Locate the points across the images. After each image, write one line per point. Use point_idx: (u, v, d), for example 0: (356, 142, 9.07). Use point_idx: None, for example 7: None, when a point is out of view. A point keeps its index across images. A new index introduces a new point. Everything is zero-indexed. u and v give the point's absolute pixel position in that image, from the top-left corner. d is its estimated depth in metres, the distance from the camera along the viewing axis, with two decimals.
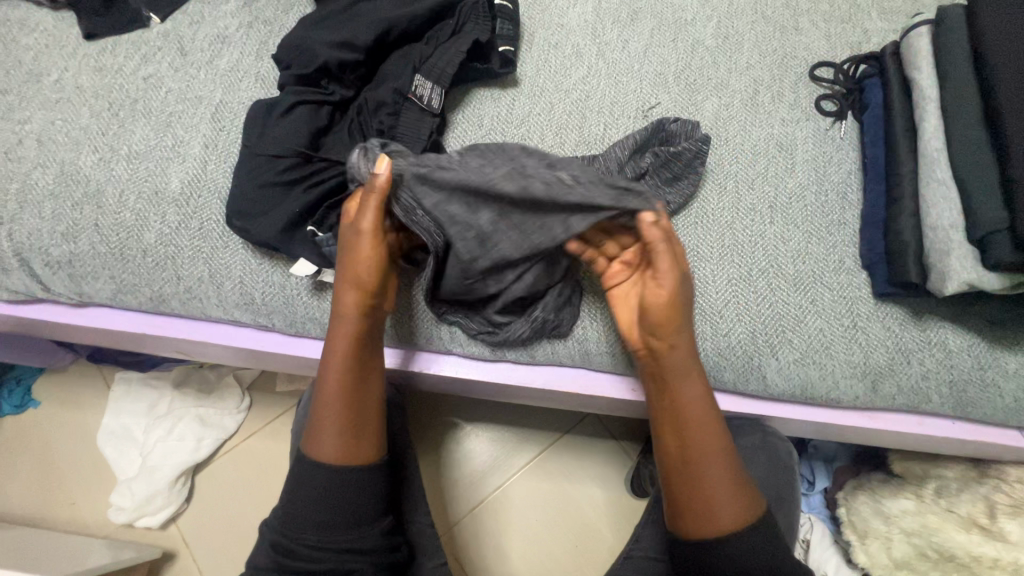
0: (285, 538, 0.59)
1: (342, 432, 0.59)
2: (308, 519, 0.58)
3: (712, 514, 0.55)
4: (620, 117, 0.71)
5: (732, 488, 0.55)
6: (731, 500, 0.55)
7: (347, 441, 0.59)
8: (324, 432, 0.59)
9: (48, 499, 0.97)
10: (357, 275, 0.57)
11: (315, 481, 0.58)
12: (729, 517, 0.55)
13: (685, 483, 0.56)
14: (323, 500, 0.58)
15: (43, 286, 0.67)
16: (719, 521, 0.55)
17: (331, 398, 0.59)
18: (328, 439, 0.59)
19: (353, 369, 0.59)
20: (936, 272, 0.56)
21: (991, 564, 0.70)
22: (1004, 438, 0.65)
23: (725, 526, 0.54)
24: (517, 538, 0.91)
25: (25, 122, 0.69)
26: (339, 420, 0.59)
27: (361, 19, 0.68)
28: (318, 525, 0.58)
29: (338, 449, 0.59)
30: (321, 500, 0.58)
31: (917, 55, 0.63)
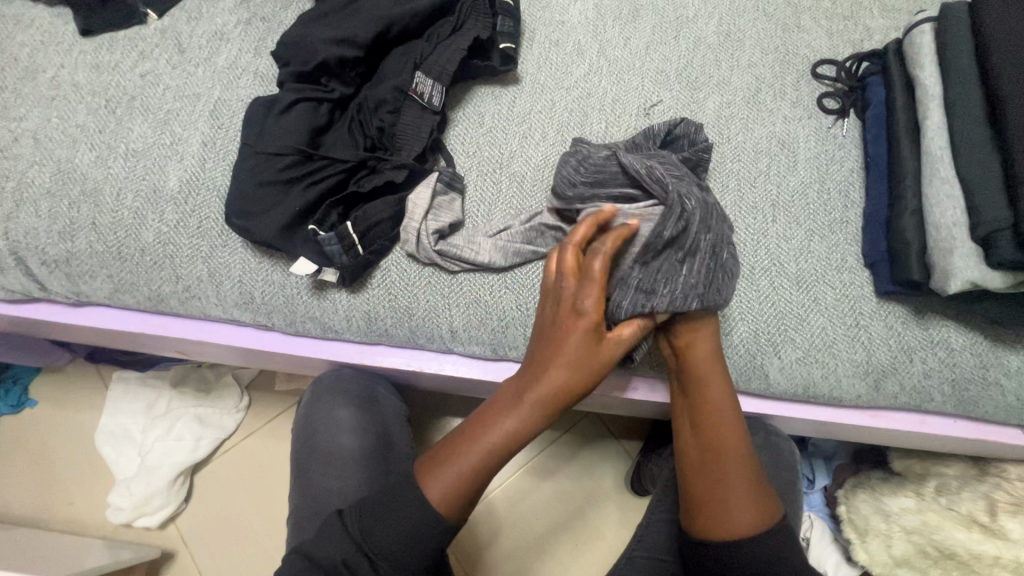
0: (357, 552, 0.56)
1: (462, 489, 0.55)
2: (382, 544, 0.55)
3: (732, 520, 0.56)
4: (623, 114, 0.70)
5: (750, 496, 0.56)
6: (748, 502, 0.56)
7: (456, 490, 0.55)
8: (444, 476, 0.55)
9: (44, 500, 0.96)
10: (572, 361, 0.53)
11: (410, 515, 0.55)
12: (747, 520, 0.55)
13: (709, 497, 0.57)
14: (403, 537, 0.55)
15: (40, 285, 0.67)
16: (735, 528, 0.55)
17: (470, 456, 0.55)
18: (455, 495, 0.54)
19: (514, 439, 0.55)
20: (939, 270, 0.56)
21: (991, 562, 0.70)
22: (1006, 437, 0.65)
23: (739, 530, 0.55)
24: (520, 538, 0.91)
25: (21, 120, 0.69)
26: (461, 479, 0.55)
27: (361, 16, 0.67)
28: (393, 559, 0.55)
29: (448, 496, 0.54)
30: (399, 531, 0.55)
31: (919, 53, 0.63)
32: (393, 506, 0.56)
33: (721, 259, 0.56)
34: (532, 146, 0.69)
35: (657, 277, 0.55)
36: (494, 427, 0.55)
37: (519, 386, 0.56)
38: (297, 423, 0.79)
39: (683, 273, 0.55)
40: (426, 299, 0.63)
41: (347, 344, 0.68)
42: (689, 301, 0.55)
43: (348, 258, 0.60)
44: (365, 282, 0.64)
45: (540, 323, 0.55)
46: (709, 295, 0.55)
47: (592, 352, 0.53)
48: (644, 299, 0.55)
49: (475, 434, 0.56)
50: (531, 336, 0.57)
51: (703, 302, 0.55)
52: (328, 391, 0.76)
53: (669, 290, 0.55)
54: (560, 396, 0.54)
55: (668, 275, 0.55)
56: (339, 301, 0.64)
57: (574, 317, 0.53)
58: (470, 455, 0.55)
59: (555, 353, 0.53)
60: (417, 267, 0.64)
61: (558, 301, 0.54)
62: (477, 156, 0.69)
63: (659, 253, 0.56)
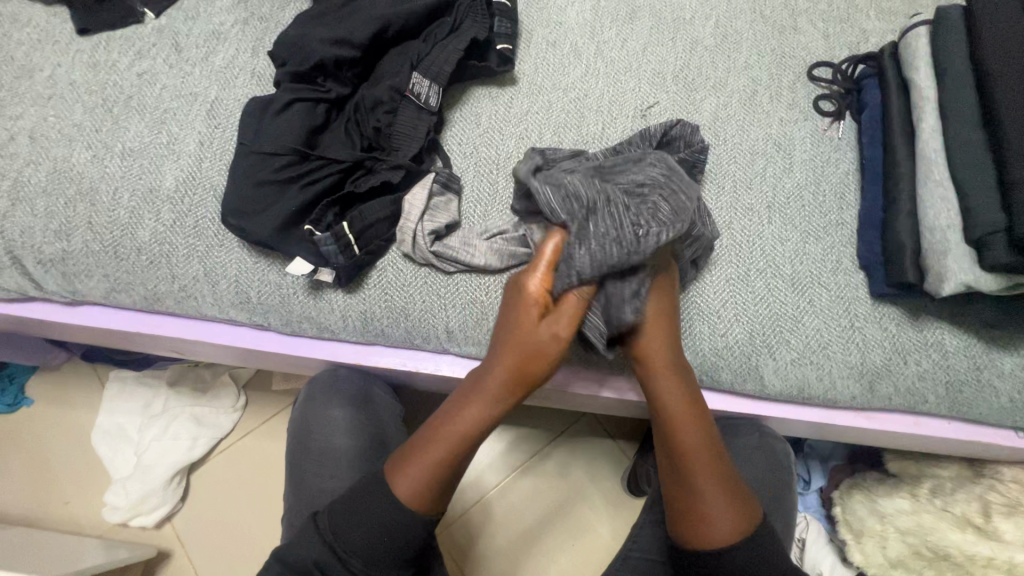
0: (329, 553, 0.56)
1: (429, 483, 0.57)
2: (354, 544, 0.56)
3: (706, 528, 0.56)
4: (619, 116, 0.70)
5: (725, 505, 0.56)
6: (724, 506, 0.56)
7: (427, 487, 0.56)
8: (412, 472, 0.57)
9: (40, 499, 0.96)
10: (521, 346, 0.56)
11: (379, 515, 0.56)
12: (723, 529, 0.55)
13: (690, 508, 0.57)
14: (377, 532, 0.56)
15: (36, 284, 0.67)
16: (714, 535, 0.55)
17: (435, 453, 0.57)
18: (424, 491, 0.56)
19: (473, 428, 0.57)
20: (934, 272, 0.56)
21: (984, 563, 0.71)
22: (999, 439, 0.65)
23: (719, 541, 0.55)
24: (516, 538, 0.91)
25: (17, 119, 0.69)
26: (432, 476, 0.57)
27: (358, 16, 0.67)
28: (366, 558, 0.56)
29: (417, 493, 0.56)
30: (370, 531, 0.56)
31: (916, 56, 0.63)
32: (361, 506, 0.57)
33: (619, 203, 0.53)
34: (529, 147, 0.69)
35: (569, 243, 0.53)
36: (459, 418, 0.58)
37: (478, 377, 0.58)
38: (293, 422, 0.79)
39: (592, 229, 0.53)
40: (422, 299, 0.63)
41: (342, 343, 0.68)
42: (608, 249, 0.52)
43: (344, 258, 0.60)
44: (361, 282, 0.64)
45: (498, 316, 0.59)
46: (625, 235, 0.52)
47: (530, 333, 0.56)
48: (567, 270, 0.53)
49: (440, 431, 0.58)
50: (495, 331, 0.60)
51: (623, 243, 0.52)
52: (324, 391, 0.76)
53: (585, 249, 0.52)
54: (512, 383, 0.57)
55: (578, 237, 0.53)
56: (335, 300, 0.64)
57: (523, 306, 0.56)
58: (432, 449, 0.57)
59: (504, 342, 0.57)
60: (412, 267, 0.64)
61: (512, 289, 0.58)
62: (474, 156, 0.69)
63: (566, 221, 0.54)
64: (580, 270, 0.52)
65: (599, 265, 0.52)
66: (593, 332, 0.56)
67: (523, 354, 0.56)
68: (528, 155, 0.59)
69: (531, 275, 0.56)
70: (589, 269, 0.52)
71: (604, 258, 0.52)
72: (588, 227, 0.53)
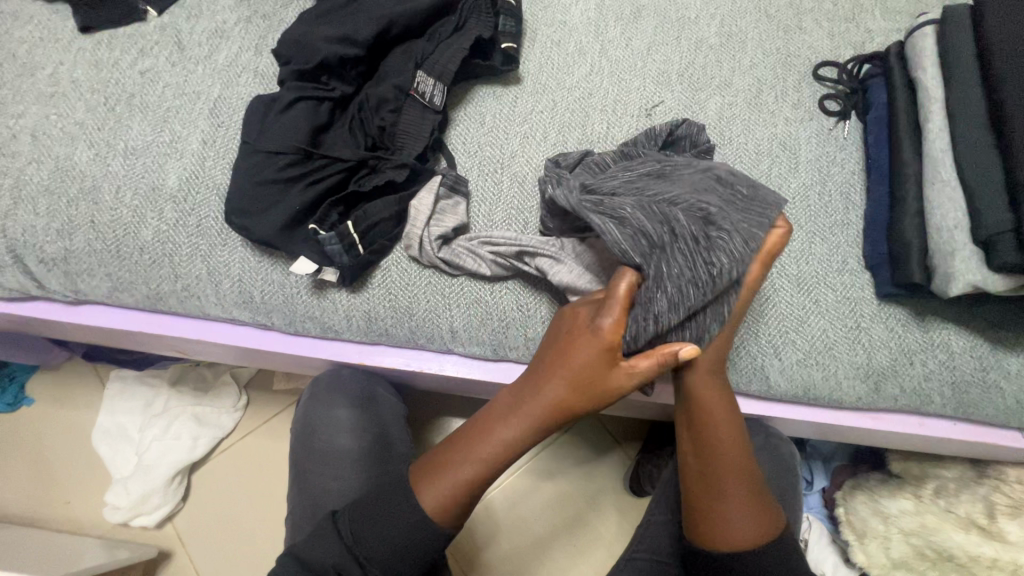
0: (348, 557, 0.56)
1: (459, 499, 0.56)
2: (372, 550, 0.56)
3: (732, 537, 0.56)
4: (623, 115, 0.70)
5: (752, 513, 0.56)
6: (751, 518, 0.56)
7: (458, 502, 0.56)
8: (444, 488, 0.56)
9: (40, 499, 0.96)
10: (579, 382, 0.53)
11: (400, 523, 0.56)
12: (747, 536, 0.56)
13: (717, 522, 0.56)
14: (394, 538, 0.56)
15: (38, 283, 0.66)
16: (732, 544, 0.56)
17: (466, 471, 0.55)
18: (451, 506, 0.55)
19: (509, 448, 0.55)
20: (941, 272, 0.56)
21: (989, 564, 0.70)
22: (1005, 440, 0.65)
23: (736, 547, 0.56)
24: (519, 538, 0.90)
25: (19, 117, 0.68)
26: (463, 491, 0.55)
27: (362, 14, 0.67)
28: (382, 564, 0.56)
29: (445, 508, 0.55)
30: (389, 538, 0.56)
31: (922, 56, 0.63)
32: (382, 511, 0.57)
33: (689, 235, 0.51)
34: (533, 146, 0.69)
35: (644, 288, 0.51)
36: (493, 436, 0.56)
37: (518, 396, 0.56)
38: (296, 422, 0.79)
39: (664, 270, 0.51)
40: (426, 299, 0.63)
41: (346, 343, 0.68)
42: (684, 290, 0.51)
43: (348, 257, 0.60)
44: (365, 282, 0.64)
45: (557, 337, 0.55)
46: (699, 273, 0.50)
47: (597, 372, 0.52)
48: (645, 313, 0.51)
49: (465, 448, 0.56)
50: (540, 349, 0.57)
51: (699, 283, 0.51)
52: (326, 391, 0.75)
53: (663, 292, 0.51)
54: (558, 411, 0.54)
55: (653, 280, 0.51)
56: (339, 300, 0.64)
57: (590, 339, 0.52)
58: (465, 466, 0.56)
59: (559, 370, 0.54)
60: (416, 267, 0.64)
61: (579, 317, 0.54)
62: (478, 155, 0.69)
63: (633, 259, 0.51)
64: (662, 318, 0.51)
65: (678, 308, 0.51)
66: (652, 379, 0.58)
67: (580, 389, 0.53)
68: (574, 185, 0.58)
69: (606, 318, 0.51)
70: (669, 313, 0.51)
71: (682, 300, 0.51)
72: (662, 269, 0.51)
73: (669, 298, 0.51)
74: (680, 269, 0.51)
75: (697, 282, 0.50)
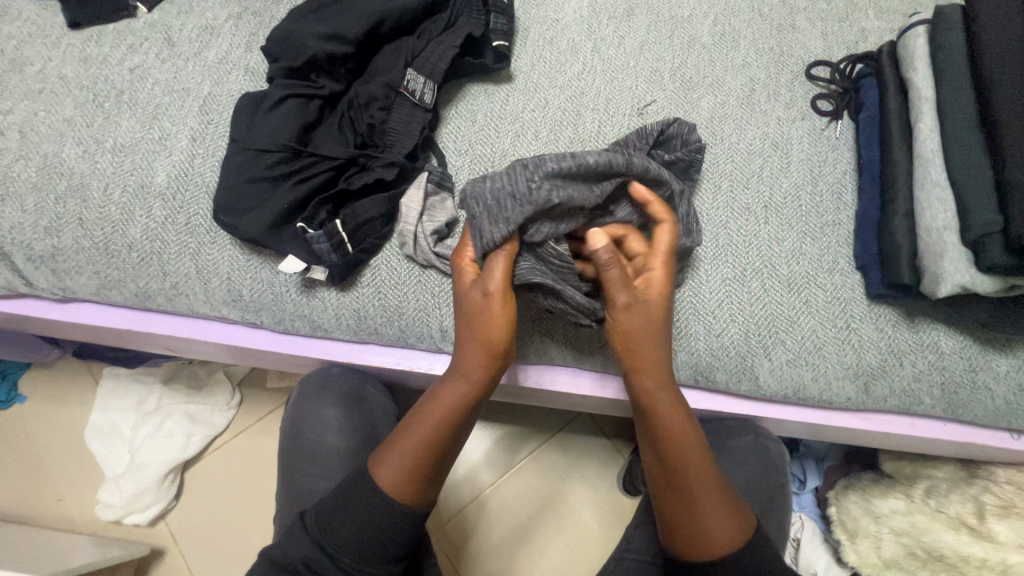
0: (318, 551, 0.56)
1: (410, 474, 0.56)
2: (343, 539, 0.55)
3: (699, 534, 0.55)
4: (615, 114, 0.70)
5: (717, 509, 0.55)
6: (720, 519, 0.55)
7: (407, 477, 0.56)
8: (392, 460, 0.56)
9: (32, 497, 0.96)
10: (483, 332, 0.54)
11: (369, 504, 0.56)
12: (714, 533, 0.55)
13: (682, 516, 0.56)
14: (364, 530, 0.55)
15: (26, 281, 0.66)
16: (712, 529, 0.55)
17: (410, 441, 0.56)
18: (404, 482, 0.56)
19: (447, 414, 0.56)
20: (930, 274, 0.56)
21: (978, 564, 0.70)
22: (995, 441, 0.65)
23: (719, 534, 0.55)
24: (511, 537, 0.90)
25: (7, 114, 0.68)
26: (412, 464, 0.56)
27: (352, 11, 0.66)
28: (356, 556, 0.55)
29: (396, 484, 0.56)
30: (360, 527, 0.55)
31: (914, 55, 0.63)
32: (352, 504, 0.56)
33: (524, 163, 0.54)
34: (525, 145, 0.69)
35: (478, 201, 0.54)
36: (433, 403, 0.56)
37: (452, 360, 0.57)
38: (286, 420, 0.78)
39: (486, 184, 0.53)
40: (415, 298, 0.63)
41: (336, 342, 0.68)
42: (503, 204, 0.52)
43: (337, 256, 0.60)
44: (355, 281, 0.64)
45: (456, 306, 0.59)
46: (518, 186, 0.51)
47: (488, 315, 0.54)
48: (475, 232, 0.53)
49: (399, 443, 0.57)
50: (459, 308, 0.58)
51: (516, 195, 0.51)
52: (317, 389, 0.75)
53: (482, 207, 0.53)
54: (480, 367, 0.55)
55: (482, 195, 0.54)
56: (328, 298, 0.64)
57: (461, 284, 0.56)
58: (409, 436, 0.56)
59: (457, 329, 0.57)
60: (406, 265, 0.64)
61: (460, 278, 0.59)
62: (469, 154, 0.68)
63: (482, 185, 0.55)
64: (487, 232, 0.53)
65: (495, 220, 0.52)
66: (531, 275, 0.54)
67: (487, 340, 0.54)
68: None
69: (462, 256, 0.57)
70: (488, 224, 0.52)
71: (499, 212, 0.52)
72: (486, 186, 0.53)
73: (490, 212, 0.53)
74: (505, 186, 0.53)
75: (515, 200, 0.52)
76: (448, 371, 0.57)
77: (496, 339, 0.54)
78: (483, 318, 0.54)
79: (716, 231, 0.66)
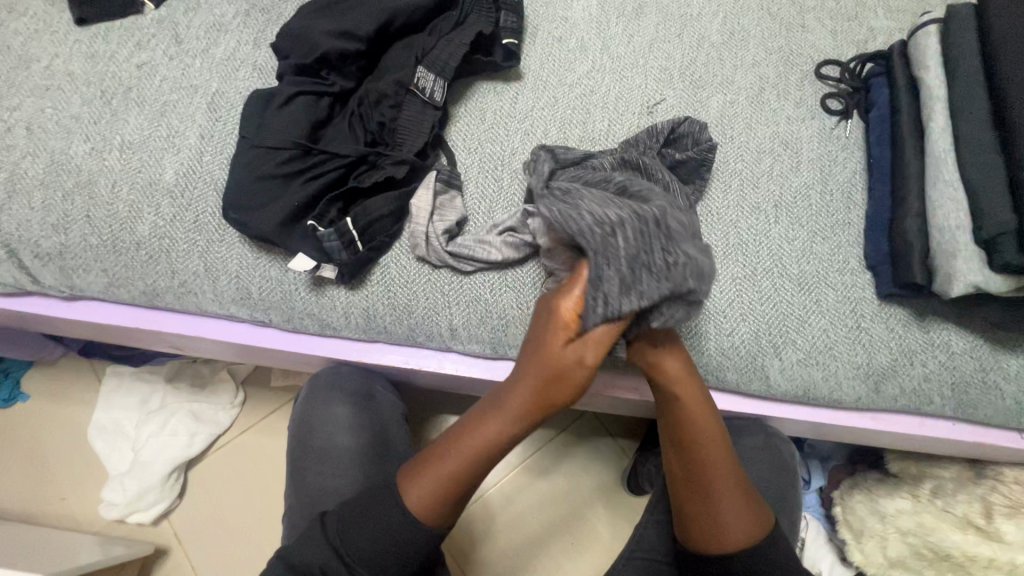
0: (335, 558, 0.57)
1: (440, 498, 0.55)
2: (361, 549, 0.56)
3: (717, 537, 0.56)
4: (625, 112, 0.70)
5: (743, 524, 0.56)
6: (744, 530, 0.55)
7: (437, 500, 0.55)
8: (428, 482, 0.55)
9: (35, 495, 0.95)
10: (555, 383, 0.51)
11: (391, 521, 0.56)
12: (735, 539, 0.56)
13: (705, 531, 0.56)
14: (381, 540, 0.56)
15: (32, 278, 0.66)
16: (729, 527, 0.56)
17: (446, 467, 0.55)
18: (435, 504, 0.55)
19: (490, 448, 0.54)
20: (942, 273, 0.56)
21: (985, 563, 0.71)
22: (1005, 440, 0.65)
23: (737, 531, 0.56)
24: (518, 538, 0.90)
25: (14, 110, 0.68)
26: (444, 489, 0.55)
27: (362, 8, 0.66)
28: (371, 564, 0.56)
29: (425, 505, 0.55)
30: (378, 536, 0.56)
31: (925, 54, 0.62)
32: (372, 512, 0.57)
33: (648, 222, 0.50)
34: (534, 143, 0.68)
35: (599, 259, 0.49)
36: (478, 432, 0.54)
37: (505, 390, 0.54)
38: (294, 420, 0.78)
39: (620, 244, 0.50)
40: (425, 296, 0.63)
41: (345, 341, 0.67)
42: (637, 274, 0.49)
43: (347, 254, 0.60)
44: (364, 279, 0.63)
45: (528, 332, 0.55)
46: (655, 258, 0.49)
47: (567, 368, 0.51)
48: (593, 293, 0.49)
49: (431, 469, 0.55)
50: (528, 336, 0.55)
51: (653, 267, 0.49)
52: (325, 388, 0.75)
53: (615, 270, 0.49)
54: (537, 409, 0.53)
55: (605, 251, 0.50)
56: (338, 297, 0.63)
57: (551, 329, 0.52)
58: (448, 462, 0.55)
59: (523, 367, 0.53)
60: (416, 263, 0.63)
61: (543, 307, 0.53)
62: (479, 152, 0.68)
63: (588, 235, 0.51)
64: (615, 301, 0.49)
65: (628, 291, 0.49)
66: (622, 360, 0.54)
67: (554, 389, 0.52)
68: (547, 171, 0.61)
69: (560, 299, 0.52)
70: (617, 292, 0.48)
71: (634, 282, 0.49)
72: (614, 248, 0.50)
73: (620, 280, 0.49)
74: (638, 253, 0.49)
75: (652, 271, 0.49)
76: (495, 398, 0.55)
77: (563, 391, 0.51)
78: (559, 368, 0.51)
79: (729, 230, 0.66)
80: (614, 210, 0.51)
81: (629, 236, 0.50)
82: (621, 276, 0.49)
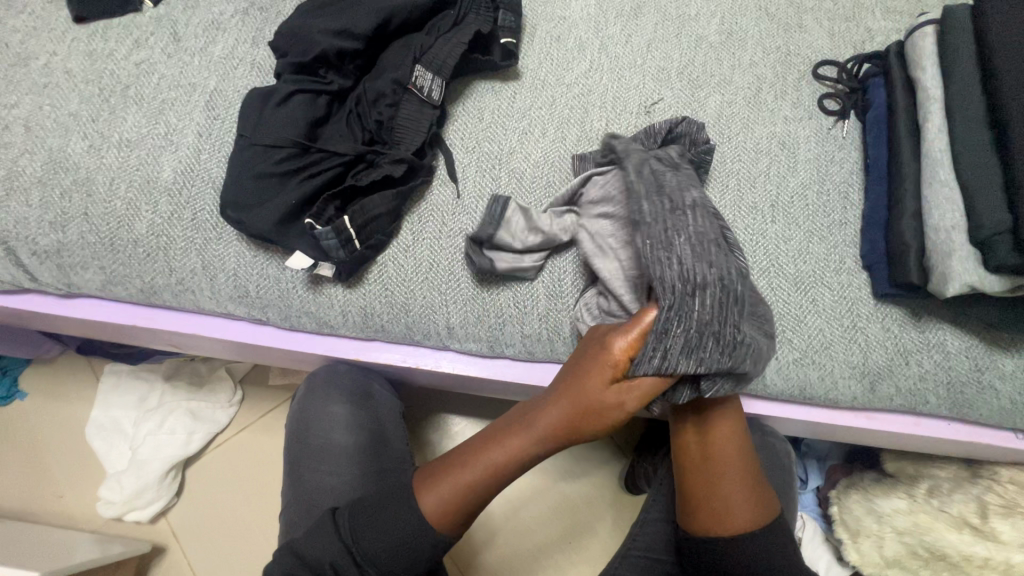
0: (346, 557, 0.57)
1: (458, 506, 0.56)
2: (371, 550, 0.56)
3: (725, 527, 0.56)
4: (623, 112, 0.70)
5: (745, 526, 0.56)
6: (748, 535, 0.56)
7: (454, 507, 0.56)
8: (445, 488, 0.56)
9: (32, 493, 0.95)
10: (590, 416, 0.52)
11: (402, 525, 0.56)
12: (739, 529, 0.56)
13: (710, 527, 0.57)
14: (392, 542, 0.56)
15: (29, 275, 0.66)
16: (732, 527, 0.56)
17: (465, 476, 0.56)
18: (447, 510, 0.56)
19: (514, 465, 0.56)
20: (937, 273, 0.56)
21: (981, 563, 0.71)
22: (1000, 440, 0.65)
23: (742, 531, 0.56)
24: (516, 538, 0.90)
25: (12, 107, 0.68)
26: (462, 498, 0.56)
27: (361, 6, 0.66)
28: (382, 564, 0.56)
29: (439, 510, 0.56)
30: (391, 539, 0.56)
31: (921, 55, 0.63)
32: (385, 513, 0.57)
33: (728, 292, 0.51)
34: (532, 142, 0.68)
35: (671, 313, 0.49)
36: (503, 448, 0.56)
37: (537, 410, 0.55)
38: (291, 419, 0.78)
39: (697, 307, 0.50)
40: (422, 295, 0.63)
41: (342, 339, 0.68)
42: (703, 340, 0.49)
43: (344, 252, 0.60)
44: (362, 278, 0.64)
45: (570, 357, 0.55)
46: (725, 331, 0.50)
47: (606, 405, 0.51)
48: (654, 346, 0.49)
49: (451, 474, 0.56)
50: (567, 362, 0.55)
51: (721, 339, 0.49)
52: (322, 387, 0.75)
53: (683, 328, 0.49)
54: (566, 435, 0.53)
55: (681, 309, 0.49)
56: (335, 295, 0.63)
57: (599, 363, 0.51)
58: (467, 470, 0.56)
59: (560, 393, 0.53)
60: (413, 262, 0.64)
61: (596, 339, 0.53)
62: (477, 151, 0.68)
63: (668, 287, 0.50)
64: (673, 359, 0.49)
65: (689, 354, 0.49)
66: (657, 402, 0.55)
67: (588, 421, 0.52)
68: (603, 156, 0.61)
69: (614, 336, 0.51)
70: (680, 353, 0.49)
71: (697, 347, 0.49)
72: (691, 310, 0.49)
73: (687, 341, 0.49)
74: (711, 321, 0.50)
75: (720, 343, 0.49)
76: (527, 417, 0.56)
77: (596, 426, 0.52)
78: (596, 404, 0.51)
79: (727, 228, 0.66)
80: (702, 271, 0.51)
81: (708, 302, 0.50)
82: (687, 338, 0.49)
